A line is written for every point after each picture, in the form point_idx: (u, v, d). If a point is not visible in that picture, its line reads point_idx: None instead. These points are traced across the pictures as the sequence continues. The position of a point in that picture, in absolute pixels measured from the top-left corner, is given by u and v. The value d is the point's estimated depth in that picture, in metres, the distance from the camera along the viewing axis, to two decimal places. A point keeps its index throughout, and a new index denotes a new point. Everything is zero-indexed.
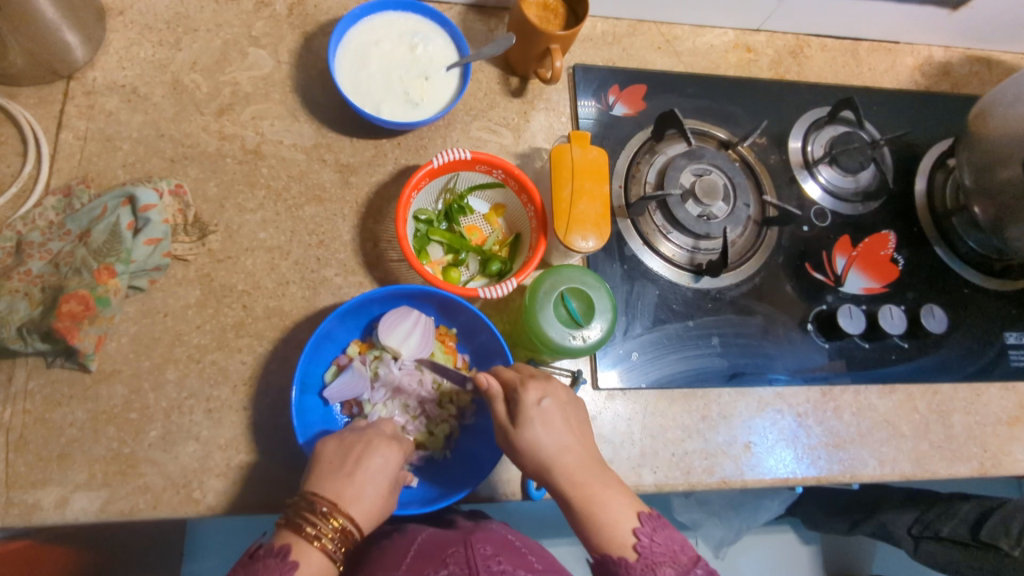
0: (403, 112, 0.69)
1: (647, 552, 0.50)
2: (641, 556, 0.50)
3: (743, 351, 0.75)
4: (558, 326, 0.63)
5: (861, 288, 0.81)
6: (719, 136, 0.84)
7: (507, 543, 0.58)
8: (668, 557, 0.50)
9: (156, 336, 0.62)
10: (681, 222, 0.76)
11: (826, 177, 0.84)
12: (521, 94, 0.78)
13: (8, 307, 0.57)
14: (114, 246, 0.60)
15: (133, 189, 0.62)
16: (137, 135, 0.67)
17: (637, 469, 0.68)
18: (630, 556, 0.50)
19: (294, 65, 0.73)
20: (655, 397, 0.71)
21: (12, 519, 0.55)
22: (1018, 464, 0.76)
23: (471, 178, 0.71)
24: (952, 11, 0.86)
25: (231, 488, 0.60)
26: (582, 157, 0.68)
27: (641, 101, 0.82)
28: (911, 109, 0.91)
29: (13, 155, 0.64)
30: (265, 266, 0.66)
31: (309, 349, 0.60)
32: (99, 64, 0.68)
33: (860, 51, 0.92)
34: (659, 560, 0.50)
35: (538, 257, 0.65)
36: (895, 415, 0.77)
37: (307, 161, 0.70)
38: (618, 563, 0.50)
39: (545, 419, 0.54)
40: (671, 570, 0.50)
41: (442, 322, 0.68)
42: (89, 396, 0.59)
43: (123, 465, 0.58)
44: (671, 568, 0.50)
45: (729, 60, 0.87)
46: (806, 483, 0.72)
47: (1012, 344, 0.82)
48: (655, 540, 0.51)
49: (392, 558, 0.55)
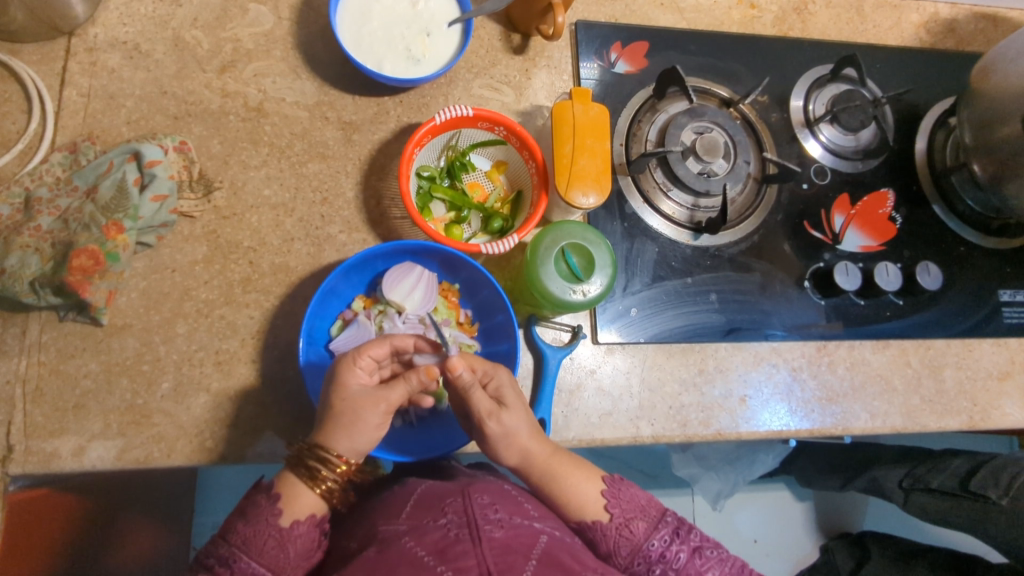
0: (405, 69, 0.69)
1: (618, 512, 0.58)
2: (614, 516, 0.58)
3: (740, 308, 0.77)
4: (559, 281, 0.65)
5: (859, 246, 0.82)
6: (721, 95, 0.84)
7: (503, 492, 0.60)
8: (639, 511, 0.58)
9: (165, 292, 0.63)
10: (681, 179, 0.76)
11: (827, 136, 0.84)
12: (523, 51, 0.78)
13: (20, 262, 0.58)
14: (122, 202, 0.61)
15: (138, 145, 0.63)
16: (140, 92, 0.67)
17: (635, 421, 0.70)
18: (604, 518, 0.58)
19: (295, 21, 0.73)
20: (654, 351, 0.73)
21: (32, 466, 0.57)
22: (1006, 418, 0.78)
23: (472, 135, 0.71)
24: None
25: (241, 438, 0.62)
26: (584, 114, 0.68)
27: (643, 58, 0.81)
28: (915, 67, 0.91)
29: (18, 112, 0.64)
30: (270, 223, 0.67)
31: (315, 304, 0.62)
32: (101, 20, 0.68)
33: (865, 7, 0.92)
34: (630, 516, 0.58)
35: (539, 213, 0.65)
36: (888, 370, 0.78)
37: (309, 119, 0.71)
38: (594, 527, 0.58)
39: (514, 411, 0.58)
40: (643, 523, 0.58)
41: (446, 278, 0.70)
42: (102, 348, 0.61)
43: (137, 416, 0.60)
44: (643, 520, 0.58)
45: (733, 17, 0.87)
46: (800, 435, 0.74)
47: (1006, 301, 0.83)
48: (621, 499, 0.59)
49: (392, 509, 0.57)
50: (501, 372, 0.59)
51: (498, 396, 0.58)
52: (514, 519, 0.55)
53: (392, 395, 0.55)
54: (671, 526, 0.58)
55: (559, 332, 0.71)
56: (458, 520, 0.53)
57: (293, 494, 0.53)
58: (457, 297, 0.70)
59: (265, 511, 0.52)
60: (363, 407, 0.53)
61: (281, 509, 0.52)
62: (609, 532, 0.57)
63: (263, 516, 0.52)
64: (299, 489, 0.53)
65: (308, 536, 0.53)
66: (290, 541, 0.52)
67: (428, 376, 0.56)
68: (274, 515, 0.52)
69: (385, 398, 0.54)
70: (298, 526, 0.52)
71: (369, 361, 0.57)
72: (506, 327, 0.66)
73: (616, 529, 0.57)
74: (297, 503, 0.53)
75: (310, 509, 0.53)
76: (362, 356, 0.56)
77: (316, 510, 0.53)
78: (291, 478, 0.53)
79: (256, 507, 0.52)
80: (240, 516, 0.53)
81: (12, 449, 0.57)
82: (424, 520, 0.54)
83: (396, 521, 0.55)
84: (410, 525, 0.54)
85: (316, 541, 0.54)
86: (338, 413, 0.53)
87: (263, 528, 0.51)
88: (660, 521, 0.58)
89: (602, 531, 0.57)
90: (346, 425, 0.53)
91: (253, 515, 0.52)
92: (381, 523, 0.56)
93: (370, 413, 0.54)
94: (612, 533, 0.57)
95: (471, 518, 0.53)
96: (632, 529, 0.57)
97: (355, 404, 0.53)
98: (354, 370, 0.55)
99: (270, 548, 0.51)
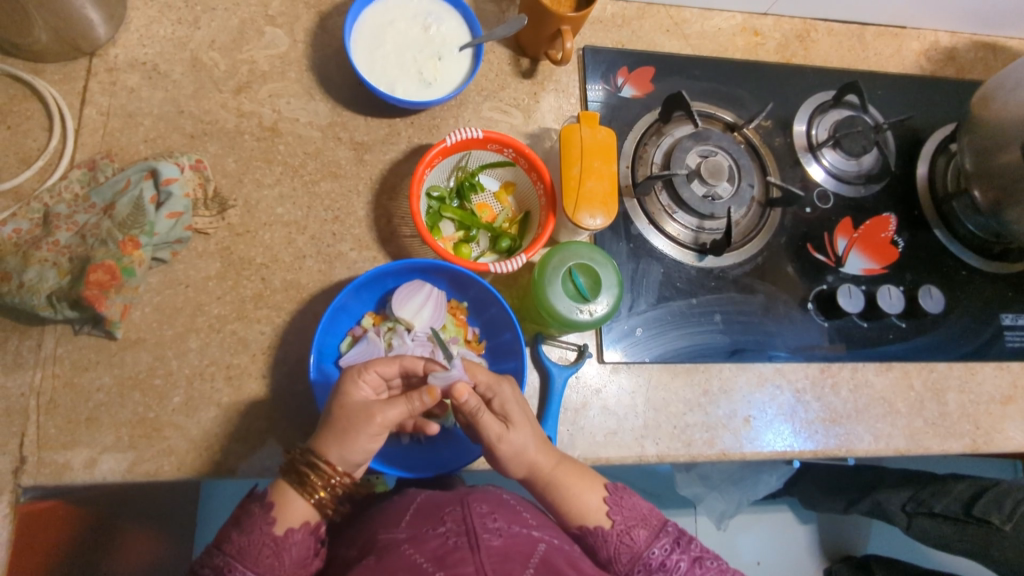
0: (416, 92, 0.71)
1: (620, 519, 0.59)
2: (616, 523, 0.58)
3: (744, 329, 0.77)
4: (566, 300, 0.65)
5: (861, 269, 0.83)
6: (725, 119, 0.85)
7: (502, 501, 0.60)
8: (640, 520, 0.59)
9: (178, 306, 0.64)
10: (686, 201, 0.78)
11: (829, 160, 0.86)
12: (531, 75, 0.80)
13: (38, 276, 0.59)
14: (138, 218, 0.62)
15: (155, 163, 0.64)
16: (158, 112, 0.69)
17: (640, 439, 0.70)
18: (605, 525, 0.59)
19: (310, 44, 0.75)
20: (659, 371, 0.73)
21: (44, 478, 0.58)
22: (1009, 441, 0.79)
23: (482, 157, 0.72)
24: None
25: (250, 452, 0.62)
26: (591, 136, 0.70)
27: (649, 83, 0.83)
28: (916, 93, 0.92)
29: (39, 129, 0.66)
30: (283, 240, 0.68)
31: (325, 320, 0.63)
32: (121, 41, 0.70)
33: (866, 36, 0.94)
34: (632, 524, 0.58)
35: (547, 233, 0.66)
36: (891, 392, 0.79)
37: (323, 138, 0.72)
38: (595, 533, 0.58)
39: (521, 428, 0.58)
40: (643, 531, 0.58)
41: (454, 296, 0.70)
42: (115, 361, 0.61)
43: (148, 429, 0.60)
44: (644, 529, 0.58)
45: (737, 44, 0.89)
46: (803, 456, 0.74)
47: (1008, 325, 0.84)
48: (623, 507, 0.59)
49: (392, 517, 0.58)
50: (504, 387, 0.58)
51: (504, 414, 0.58)
52: (512, 527, 0.55)
53: (389, 411, 0.54)
54: (671, 535, 0.58)
55: (566, 350, 0.72)
56: (457, 528, 0.54)
57: (285, 503, 0.53)
58: (465, 314, 0.71)
59: (259, 520, 0.52)
60: (357, 418, 0.53)
61: (274, 517, 0.52)
62: (609, 538, 0.58)
63: (256, 526, 0.52)
64: (291, 496, 0.53)
65: (303, 544, 0.53)
66: (284, 549, 0.52)
67: (431, 399, 0.55)
68: (268, 523, 0.52)
69: (380, 412, 0.54)
70: (292, 534, 0.52)
71: (374, 377, 0.57)
72: (514, 346, 0.67)
73: (617, 535, 0.58)
74: (290, 510, 0.53)
75: (303, 517, 0.53)
76: (368, 370, 0.57)
77: (310, 518, 0.54)
78: (283, 485, 0.54)
79: (250, 518, 0.52)
80: (234, 526, 0.53)
81: (25, 461, 0.58)
82: (423, 528, 0.54)
83: (396, 530, 0.56)
84: (409, 533, 0.54)
85: (311, 549, 0.54)
86: (335, 423, 0.54)
87: (257, 537, 0.51)
88: (661, 531, 0.59)
89: (602, 537, 0.58)
90: (339, 434, 0.53)
91: (247, 523, 0.52)
92: (380, 532, 0.56)
93: (365, 425, 0.53)
94: (612, 540, 0.58)
95: (470, 526, 0.54)
96: (633, 537, 0.58)
97: (349, 416, 0.53)
98: (357, 384, 0.56)
99: (265, 557, 0.51)
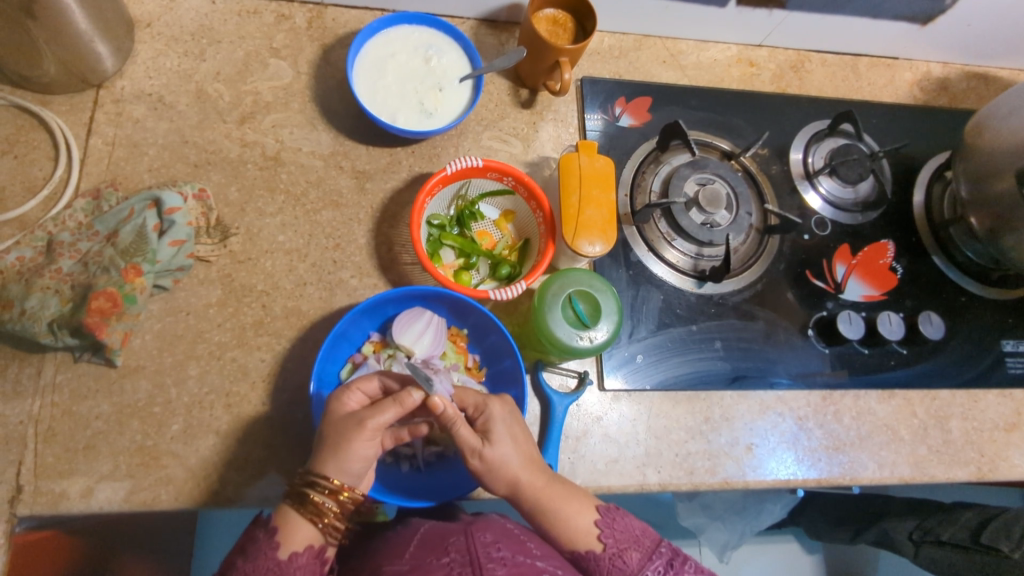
0: (418, 121, 0.72)
1: (611, 542, 0.57)
2: (607, 546, 0.57)
3: (744, 355, 0.77)
4: (566, 327, 0.65)
5: (861, 295, 0.83)
6: (723, 147, 0.86)
7: (506, 530, 0.60)
8: (632, 542, 0.58)
9: (179, 334, 0.64)
10: (685, 228, 0.78)
11: (826, 188, 0.87)
12: (530, 105, 0.81)
13: (40, 303, 0.59)
14: (141, 246, 0.62)
15: (159, 192, 0.65)
16: (162, 141, 0.70)
17: (642, 468, 0.70)
18: (597, 548, 0.57)
19: (312, 75, 0.76)
20: (660, 399, 0.73)
21: (40, 508, 0.57)
22: (1015, 470, 0.78)
23: (482, 185, 0.73)
24: (922, 26, 0.89)
25: (248, 480, 0.62)
26: (589, 165, 0.70)
27: (647, 112, 0.84)
28: (911, 122, 0.94)
29: (45, 159, 0.67)
30: (284, 268, 0.69)
31: (327, 347, 0.63)
32: (128, 73, 0.71)
33: (859, 66, 0.96)
34: (624, 547, 0.57)
35: (546, 260, 0.67)
36: (894, 420, 0.78)
37: (324, 168, 0.73)
38: (587, 557, 0.57)
39: (511, 441, 0.58)
40: (636, 553, 0.57)
41: (454, 323, 0.70)
42: (115, 389, 0.61)
43: (146, 457, 0.60)
44: (637, 551, 0.57)
45: (732, 74, 0.90)
46: (807, 485, 0.74)
47: (1010, 351, 0.84)
48: (615, 529, 0.58)
49: (395, 549, 0.57)
50: (492, 406, 0.59)
51: (487, 431, 0.58)
52: (517, 557, 0.55)
53: (378, 414, 0.54)
54: (665, 556, 0.57)
55: (566, 378, 0.72)
56: (461, 558, 0.54)
57: (289, 527, 0.52)
58: (464, 341, 0.71)
59: (263, 546, 0.51)
60: (347, 426, 0.53)
61: (278, 541, 0.52)
62: (602, 561, 0.56)
63: (261, 550, 0.51)
64: (294, 521, 0.52)
65: (309, 568, 0.52)
66: (289, 574, 0.51)
67: (420, 397, 0.56)
68: (272, 548, 0.51)
69: (370, 417, 0.54)
70: (297, 558, 0.51)
71: (360, 395, 0.58)
72: (514, 372, 0.67)
73: (609, 560, 0.56)
74: (294, 535, 0.52)
75: (308, 541, 0.52)
76: (351, 389, 0.57)
77: (314, 541, 0.53)
78: (285, 509, 0.53)
79: (254, 546, 0.52)
80: (239, 555, 0.52)
81: (21, 490, 0.57)
82: (427, 558, 0.54)
83: (399, 561, 0.55)
84: (412, 564, 0.54)
85: (316, 573, 0.53)
86: (326, 441, 0.54)
87: (261, 563, 0.50)
88: (654, 552, 0.57)
89: (595, 561, 0.56)
90: (333, 448, 0.53)
91: (252, 550, 0.51)
92: (384, 563, 0.55)
93: (355, 431, 0.53)
94: (605, 563, 0.56)
95: (474, 557, 0.54)
96: (625, 559, 0.56)
97: (338, 427, 0.54)
98: (344, 399, 0.56)
99: None
